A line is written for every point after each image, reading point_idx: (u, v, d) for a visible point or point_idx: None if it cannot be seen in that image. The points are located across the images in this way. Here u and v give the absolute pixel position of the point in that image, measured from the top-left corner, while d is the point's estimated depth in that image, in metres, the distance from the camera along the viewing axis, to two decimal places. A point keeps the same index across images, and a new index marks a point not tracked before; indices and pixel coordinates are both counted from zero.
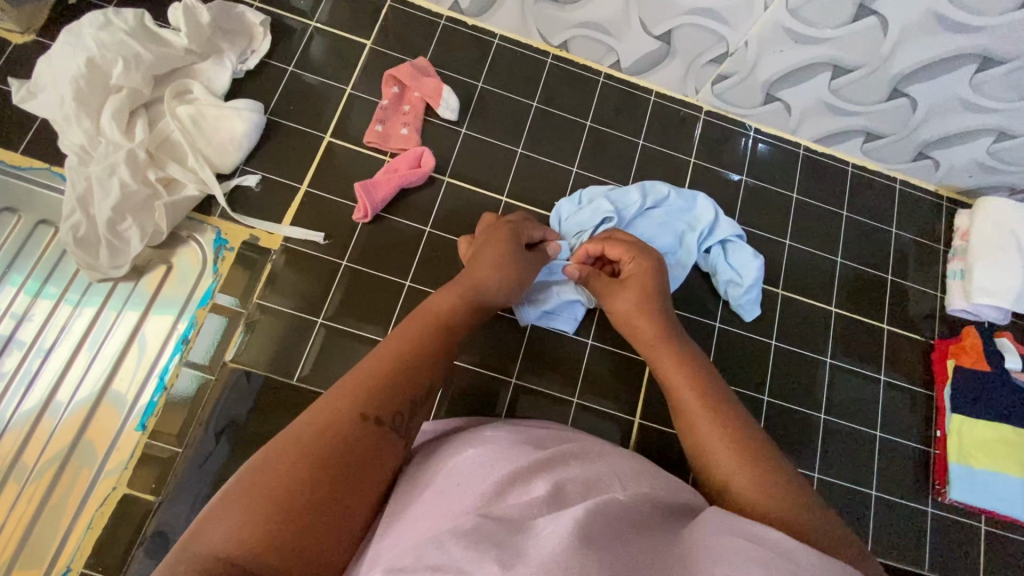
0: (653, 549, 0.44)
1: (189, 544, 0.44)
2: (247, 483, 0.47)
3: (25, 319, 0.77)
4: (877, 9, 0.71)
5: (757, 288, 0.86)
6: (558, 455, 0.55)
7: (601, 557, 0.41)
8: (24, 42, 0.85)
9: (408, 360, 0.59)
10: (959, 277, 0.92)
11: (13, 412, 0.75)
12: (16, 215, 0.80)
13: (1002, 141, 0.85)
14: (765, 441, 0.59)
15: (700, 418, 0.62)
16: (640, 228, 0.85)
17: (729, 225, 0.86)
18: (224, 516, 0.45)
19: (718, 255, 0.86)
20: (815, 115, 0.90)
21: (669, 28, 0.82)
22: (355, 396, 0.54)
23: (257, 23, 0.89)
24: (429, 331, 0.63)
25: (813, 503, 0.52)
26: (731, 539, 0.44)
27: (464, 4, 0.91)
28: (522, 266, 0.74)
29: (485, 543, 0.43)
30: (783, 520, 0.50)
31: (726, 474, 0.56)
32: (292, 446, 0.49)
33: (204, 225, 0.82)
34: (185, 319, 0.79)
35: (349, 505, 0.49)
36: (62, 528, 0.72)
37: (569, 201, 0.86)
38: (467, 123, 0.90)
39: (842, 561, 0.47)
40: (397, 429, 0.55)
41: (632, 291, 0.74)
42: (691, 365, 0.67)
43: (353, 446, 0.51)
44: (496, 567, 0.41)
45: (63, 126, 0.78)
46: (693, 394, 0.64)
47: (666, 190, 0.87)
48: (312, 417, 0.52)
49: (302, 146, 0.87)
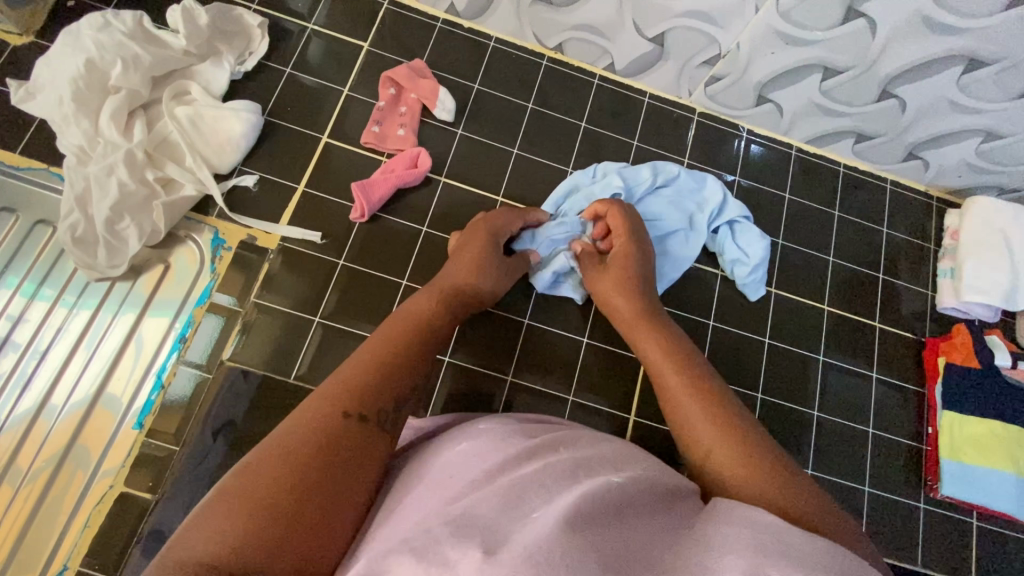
0: (644, 533, 0.45)
1: (171, 553, 0.43)
2: (228, 489, 0.47)
3: (21, 321, 0.78)
4: (865, 11, 0.72)
5: (763, 268, 0.88)
6: (550, 443, 0.56)
7: (588, 541, 0.42)
8: (23, 44, 0.86)
9: (389, 359, 0.60)
10: (949, 276, 0.93)
11: (10, 413, 0.75)
12: (14, 216, 0.80)
13: (990, 142, 0.86)
14: (749, 420, 0.60)
15: (680, 394, 0.63)
16: (651, 206, 0.87)
17: (738, 206, 0.88)
18: (207, 524, 0.44)
19: (727, 236, 0.88)
20: (806, 117, 0.91)
21: (662, 30, 0.83)
22: (335, 396, 0.55)
23: (255, 25, 0.90)
24: (409, 333, 0.64)
25: (791, 478, 0.53)
26: (725, 528, 0.45)
27: (460, 7, 0.92)
28: (497, 270, 0.75)
29: (471, 529, 0.45)
30: (757, 497, 0.51)
31: (707, 452, 0.58)
32: (273, 448, 0.49)
33: (202, 224, 0.82)
34: (182, 319, 0.80)
35: (337, 497, 0.49)
36: (58, 529, 0.72)
37: (583, 173, 0.89)
38: (463, 124, 0.91)
39: (813, 532, 0.48)
40: (381, 424, 0.56)
41: (614, 277, 0.76)
42: (669, 346, 0.69)
43: (335, 439, 0.51)
44: (479, 555, 0.42)
45: (62, 127, 0.79)
46: (672, 370, 0.66)
47: (676, 169, 0.89)
48: (292, 421, 0.52)
49: (299, 147, 0.87)
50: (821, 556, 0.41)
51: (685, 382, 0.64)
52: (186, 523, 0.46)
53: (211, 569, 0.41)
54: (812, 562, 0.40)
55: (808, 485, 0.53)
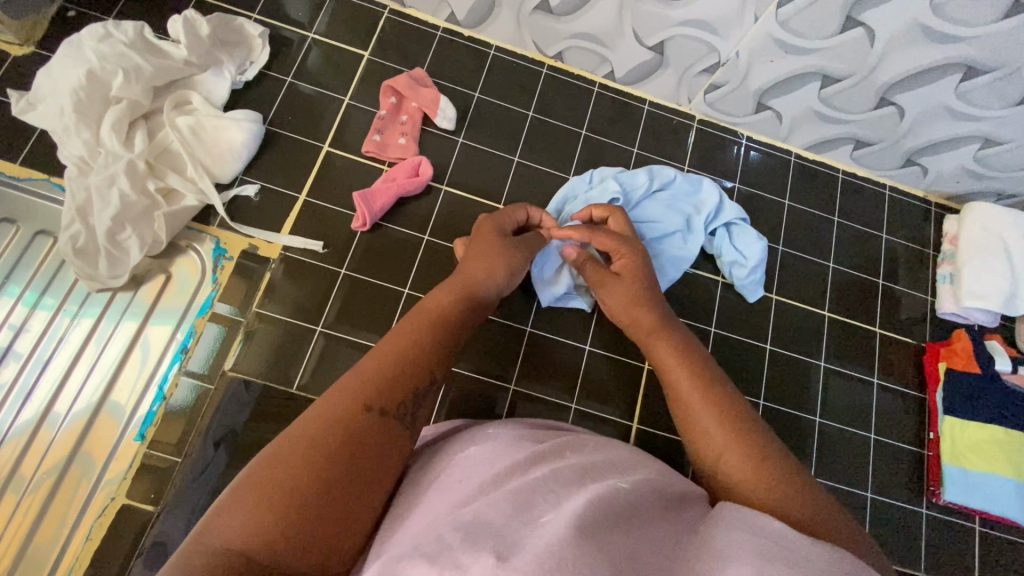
0: (652, 537, 0.46)
1: (200, 538, 0.44)
2: (255, 477, 0.47)
3: (24, 330, 0.77)
4: (864, 20, 0.73)
5: (762, 270, 0.88)
6: (556, 448, 0.56)
7: (600, 546, 0.42)
8: (24, 54, 0.86)
9: (411, 355, 0.60)
10: (948, 281, 0.93)
11: (11, 424, 0.75)
12: (15, 226, 0.80)
13: (988, 148, 0.87)
14: (765, 430, 0.60)
15: (701, 407, 0.63)
16: (648, 209, 0.87)
17: (734, 208, 0.88)
18: (233, 511, 0.45)
19: (724, 238, 0.88)
20: (806, 123, 0.92)
21: (662, 39, 0.84)
22: (357, 389, 0.55)
23: (256, 35, 0.90)
24: (429, 328, 0.63)
25: (814, 494, 0.54)
26: (733, 534, 0.45)
27: (460, 16, 0.92)
28: (516, 256, 0.74)
29: (481, 535, 0.45)
30: (786, 512, 0.51)
31: (728, 466, 0.57)
32: (299, 438, 0.50)
33: (203, 234, 0.82)
34: (184, 328, 0.79)
35: (357, 495, 0.50)
36: (62, 539, 0.71)
37: (580, 179, 0.89)
38: (464, 133, 0.92)
39: (840, 548, 0.48)
40: (401, 419, 0.56)
41: (626, 288, 0.75)
42: (689, 356, 0.69)
43: (357, 435, 0.52)
44: (492, 559, 0.42)
45: (63, 137, 0.78)
46: (692, 381, 0.65)
47: (673, 173, 0.89)
48: (316, 410, 0.52)
49: (300, 156, 0.87)
50: (828, 565, 0.41)
51: (701, 391, 0.64)
52: (214, 503, 0.47)
53: (240, 560, 0.43)
54: (818, 568, 0.40)
55: (819, 494, 0.54)
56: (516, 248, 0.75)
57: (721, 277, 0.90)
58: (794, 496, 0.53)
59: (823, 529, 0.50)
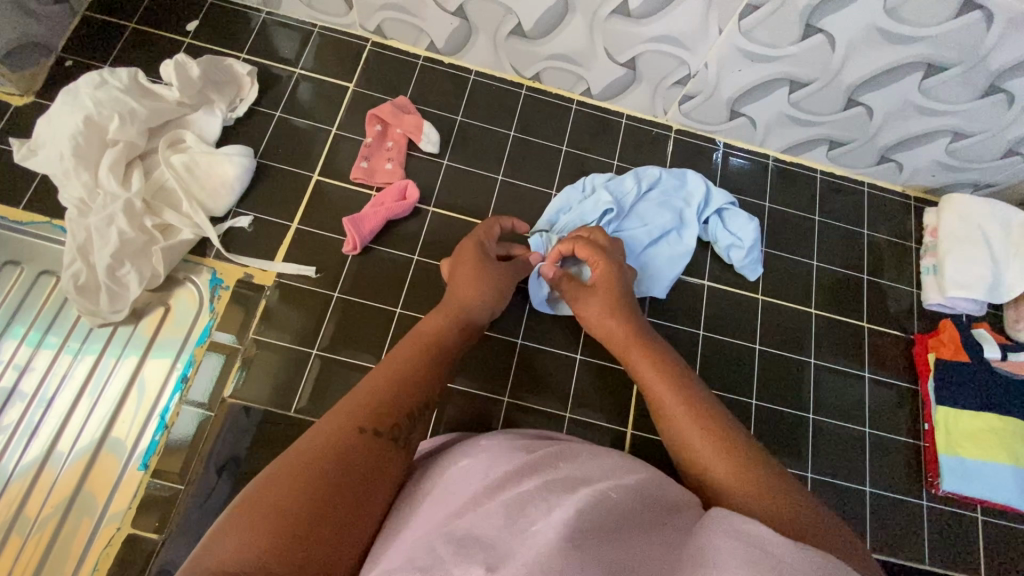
0: (646, 545, 0.46)
1: (196, 563, 0.44)
2: (251, 502, 0.48)
3: (28, 370, 0.80)
4: (823, 27, 0.76)
5: (757, 249, 0.91)
6: (548, 457, 0.57)
7: (590, 556, 0.43)
8: (24, 104, 0.90)
9: (406, 378, 0.62)
10: (932, 273, 0.94)
11: (16, 465, 0.76)
12: (18, 268, 0.83)
13: (959, 141, 0.89)
14: (749, 438, 0.60)
15: (681, 419, 0.63)
16: (641, 210, 0.90)
17: (721, 194, 0.91)
18: (232, 533, 0.46)
19: (716, 224, 0.91)
20: (780, 127, 0.94)
21: (633, 55, 0.87)
22: (352, 412, 0.57)
23: (245, 73, 0.94)
24: (417, 353, 0.66)
25: (802, 504, 0.53)
26: (721, 538, 0.46)
27: (440, 44, 0.96)
28: (498, 272, 0.78)
29: (473, 547, 0.46)
30: (779, 522, 0.51)
31: (721, 479, 0.57)
32: (296, 462, 0.51)
33: (200, 266, 0.85)
34: (184, 358, 0.82)
35: (353, 509, 0.51)
36: (68, 572, 0.73)
37: (574, 190, 0.92)
38: (449, 155, 0.95)
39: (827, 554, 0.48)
40: (396, 439, 0.57)
41: (600, 301, 0.76)
42: (665, 366, 0.69)
43: (353, 456, 0.53)
44: (480, 570, 0.43)
45: (63, 180, 0.82)
46: (672, 392, 0.66)
47: (657, 172, 0.92)
48: (312, 435, 0.54)
49: (291, 187, 0.90)
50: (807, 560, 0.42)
51: (683, 400, 0.64)
52: (212, 529, 0.47)
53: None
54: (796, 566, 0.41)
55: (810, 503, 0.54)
56: (495, 265, 0.78)
57: (707, 280, 0.92)
58: (778, 505, 0.52)
59: (818, 538, 0.50)
